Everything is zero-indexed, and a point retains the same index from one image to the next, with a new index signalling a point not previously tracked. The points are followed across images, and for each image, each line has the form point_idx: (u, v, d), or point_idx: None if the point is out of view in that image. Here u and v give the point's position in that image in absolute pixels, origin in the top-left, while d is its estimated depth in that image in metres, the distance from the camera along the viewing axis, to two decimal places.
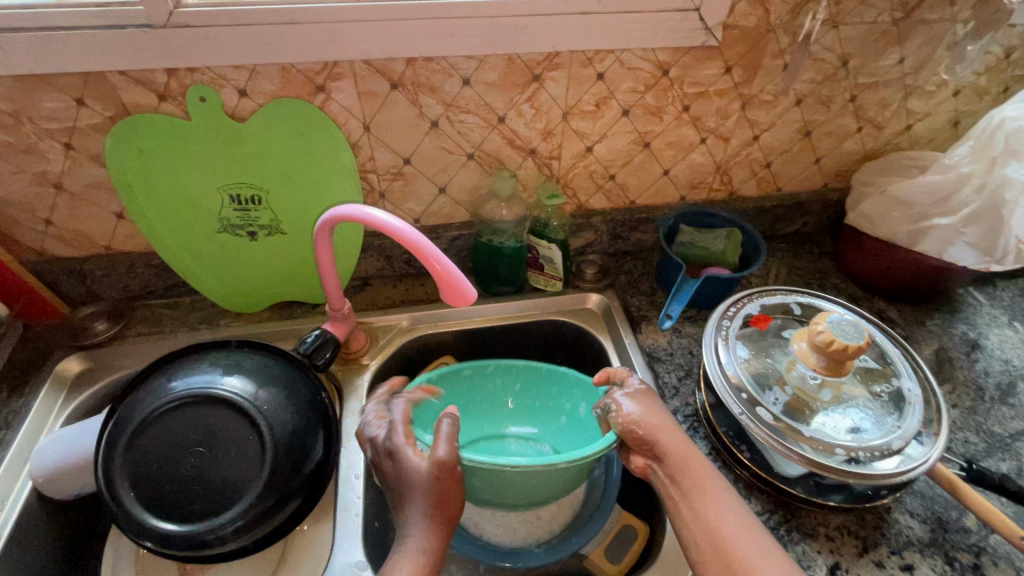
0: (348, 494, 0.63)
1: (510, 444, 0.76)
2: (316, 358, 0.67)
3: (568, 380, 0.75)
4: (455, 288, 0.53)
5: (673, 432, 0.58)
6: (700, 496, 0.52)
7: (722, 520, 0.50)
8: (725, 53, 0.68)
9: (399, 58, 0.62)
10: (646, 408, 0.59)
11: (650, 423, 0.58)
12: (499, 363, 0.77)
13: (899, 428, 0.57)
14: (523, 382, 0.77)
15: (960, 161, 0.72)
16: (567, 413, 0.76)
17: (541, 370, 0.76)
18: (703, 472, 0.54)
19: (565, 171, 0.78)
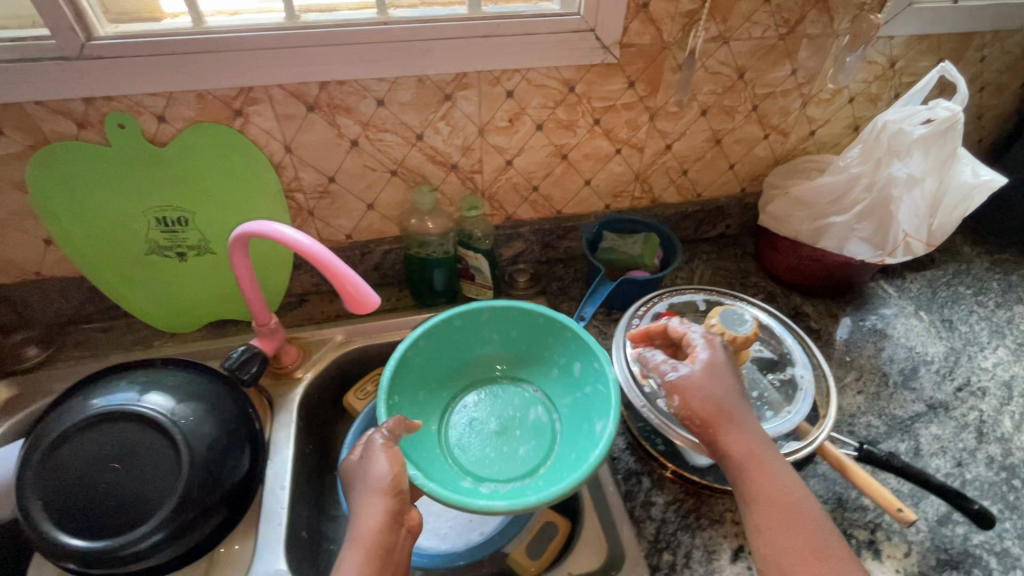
0: (273, 505, 0.65)
1: (495, 390, 0.76)
2: (242, 373, 0.70)
3: (563, 334, 0.73)
4: (357, 298, 0.55)
5: (739, 425, 0.54)
6: (764, 505, 0.51)
7: (790, 529, 0.49)
8: (626, 69, 0.73)
9: (312, 83, 0.65)
10: (708, 394, 0.55)
11: (713, 413, 0.54)
12: (491, 311, 0.74)
13: (790, 414, 0.61)
14: (517, 329, 0.76)
15: (850, 162, 0.78)
16: (559, 367, 0.75)
17: (537, 320, 0.74)
18: (769, 471, 0.52)
19: (488, 184, 0.82)
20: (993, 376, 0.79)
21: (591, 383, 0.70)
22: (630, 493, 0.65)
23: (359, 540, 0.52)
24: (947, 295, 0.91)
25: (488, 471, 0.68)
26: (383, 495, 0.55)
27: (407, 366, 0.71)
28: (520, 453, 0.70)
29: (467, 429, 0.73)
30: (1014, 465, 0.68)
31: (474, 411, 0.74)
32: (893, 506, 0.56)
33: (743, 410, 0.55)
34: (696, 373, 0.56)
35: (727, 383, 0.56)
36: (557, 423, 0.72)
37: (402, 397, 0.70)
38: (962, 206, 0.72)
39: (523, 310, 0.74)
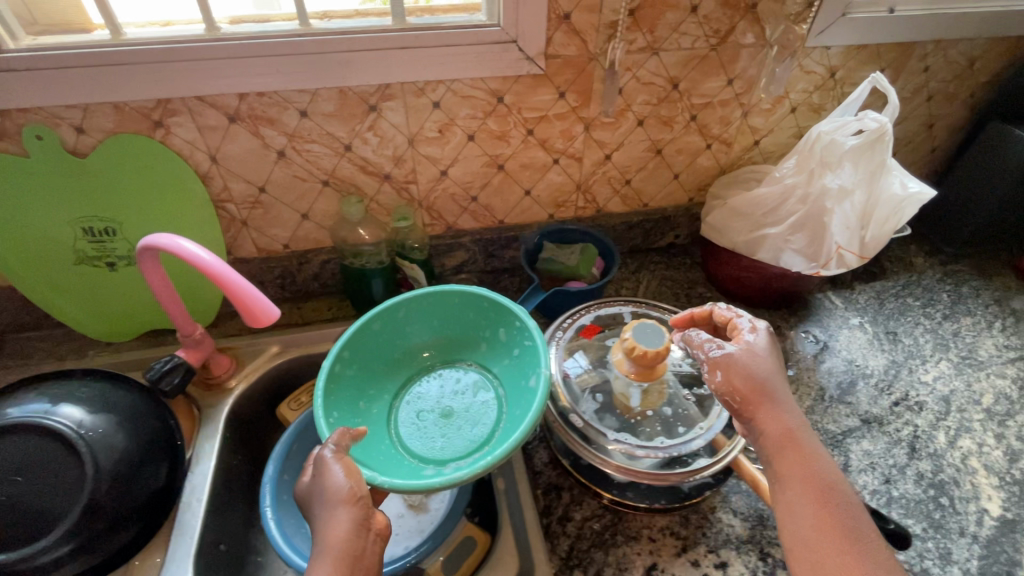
0: (188, 519, 0.65)
1: (432, 383, 0.73)
2: (164, 385, 0.69)
3: (481, 305, 0.72)
4: (256, 313, 0.56)
5: (777, 407, 0.54)
6: (800, 485, 0.50)
7: (825, 511, 0.48)
8: (555, 80, 0.73)
9: (230, 94, 0.65)
10: (751, 371, 0.55)
11: (756, 390, 0.54)
12: (406, 303, 0.71)
13: (702, 429, 0.62)
14: (438, 314, 0.73)
15: (786, 173, 0.77)
16: (486, 339, 0.74)
17: (453, 300, 0.72)
18: (806, 453, 0.52)
19: (425, 195, 0.82)
20: (932, 391, 0.77)
21: (518, 340, 0.70)
22: (548, 508, 0.65)
23: (332, 549, 0.49)
24: (895, 306, 0.90)
25: (448, 453, 0.66)
26: (346, 504, 0.51)
27: (338, 381, 0.67)
28: (470, 431, 0.67)
29: (416, 418, 0.70)
30: (944, 482, 0.67)
31: (418, 401, 0.71)
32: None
33: (783, 393, 0.55)
34: (742, 352, 0.56)
35: (773, 365, 0.56)
36: (500, 387, 0.71)
37: (341, 413, 0.65)
38: (894, 218, 0.72)
39: (439, 292, 0.71)
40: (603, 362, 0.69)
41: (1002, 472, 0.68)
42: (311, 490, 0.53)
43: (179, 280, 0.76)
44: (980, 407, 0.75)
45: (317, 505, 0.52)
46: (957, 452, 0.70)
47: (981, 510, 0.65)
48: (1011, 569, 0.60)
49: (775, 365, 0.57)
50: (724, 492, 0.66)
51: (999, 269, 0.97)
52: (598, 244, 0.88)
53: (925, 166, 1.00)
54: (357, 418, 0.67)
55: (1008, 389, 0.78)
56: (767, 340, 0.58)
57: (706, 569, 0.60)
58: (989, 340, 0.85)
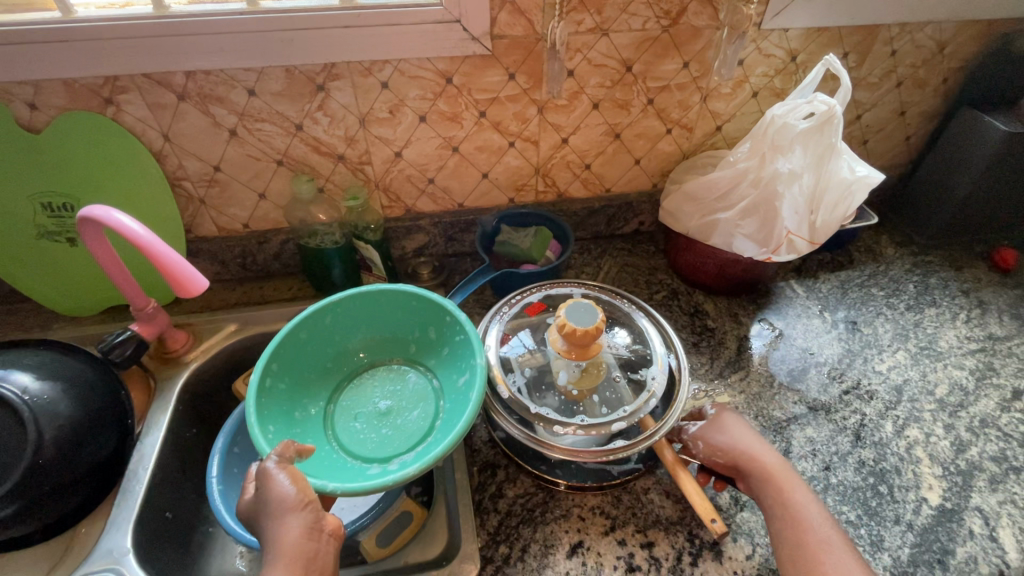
0: (132, 486, 0.67)
1: (367, 386, 0.73)
2: (114, 354, 0.70)
3: (409, 303, 0.73)
4: (186, 283, 0.58)
5: (754, 456, 0.59)
6: (786, 522, 0.55)
7: (814, 546, 0.52)
8: (503, 61, 0.73)
9: (177, 72, 0.67)
10: (729, 434, 0.61)
11: (733, 450, 0.60)
12: (332, 308, 0.71)
13: (625, 411, 0.62)
14: (367, 318, 0.73)
15: (740, 157, 0.76)
16: (416, 338, 0.74)
17: (379, 299, 0.72)
18: (789, 490, 0.56)
19: (380, 176, 0.82)
20: (885, 380, 0.76)
21: (449, 335, 0.71)
22: (481, 485, 0.65)
23: (284, 554, 0.47)
24: (858, 296, 0.88)
25: (392, 448, 0.66)
26: (294, 511, 0.50)
27: (271, 396, 0.66)
28: (408, 424, 0.68)
29: (355, 418, 0.70)
30: (885, 470, 0.66)
31: (354, 402, 0.71)
32: (707, 517, 0.56)
33: (756, 442, 0.60)
34: (715, 426, 0.63)
35: (745, 428, 0.62)
36: (434, 378, 0.72)
37: (278, 426, 0.64)
38: (842, 203, 0.73)
39: (366, 293, 0.72)
40: (542, 342, 0.70)
41: (947, 461, 0.67)
42: (258, 503, 0.51)
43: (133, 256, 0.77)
44: (932, 398, 0.74)
45: (264, 517, 0.50)
46: (903, 441, 0.69)
47: (921, 499, 0.64)
48: (943, 558, 0.59)
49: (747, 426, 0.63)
50: (659, 475, 0.66)
51: (973, 261, 0.95)
52: (552, 226, 0.90)
53: (899, 154, 0.98)
54: (296, 429, 0.66)
55: (964, 380, 0.76)
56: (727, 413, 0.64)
57: (632, 548, 0.60)
58: (951, 331, 0.83)
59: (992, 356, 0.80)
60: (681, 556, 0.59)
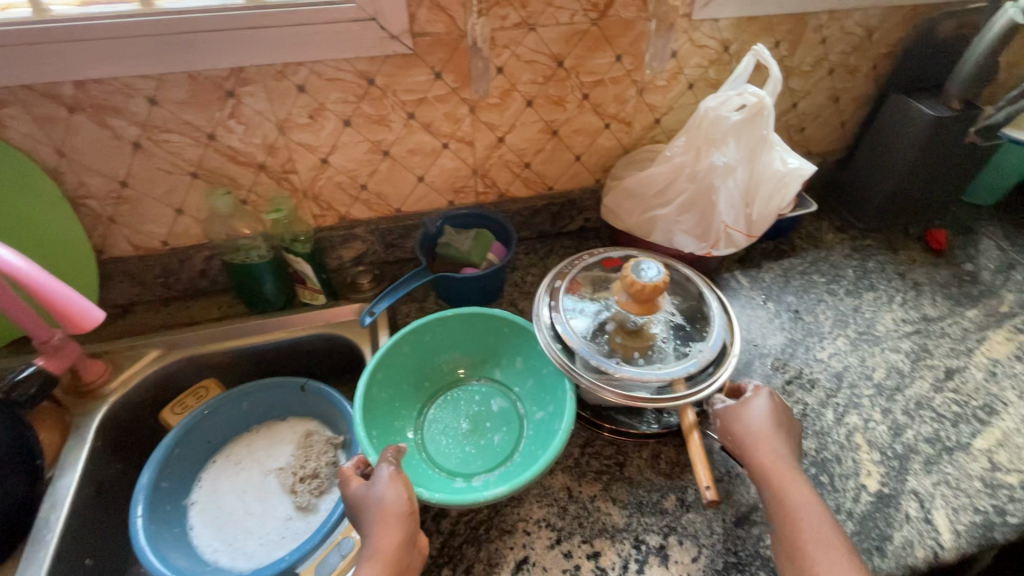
0: (43, 535, 0.62)
1: (456, 401, 0.73)
2: (17, 393, 0.65)
3: (501, 327, 0.73)
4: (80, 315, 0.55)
5: (760, 448, 0.58)
6: (781, 518, 0.54)
7: (808, 544, 0.51)
8: (426, 59, 0.69)
9: (64, 82, 0.61)
10: (741, 423, 0.60)
11: (740, 437, 0.59)
12: (433, 324, 0.71)
13: (659, 368, 0.63)
14: (464, 335, 0.74)
15: (676, 152, 0.75)
16: (502, 366, 0.75)
17: (478, 322, 0.73)
18: (786, 485, 0.55)
19: (308, 184, 0.78)
20: (826, 368, 0.77)
21: (537, 366, 0.72)
22: (424, 505, 0.62)
23: (380, 558, 0.48)
24: (800, 283, 0.89)
25: (476, 465, 0.67)
26: (405, 518, 0.50)
27: (372, 402, 0.66)
28: (494, 442, 0.68)
29: (441, 431, 0.70)
30: (826, 459, 0.67)
31: (441, 417, 0.71)
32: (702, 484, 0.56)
33: (768, 432, 0.59)
34: (739, 409, 0.61)
35: (772, 416, 0.60)
36: (520, 405, 0.72)
37: (379, 429, 0.66)
38: (778, 194, 0.73)
39: (465, 315, 0.72)
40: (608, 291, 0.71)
41: (885, 447, 0.68)
42: (366, 497, 0.53)
43: None
44: (871, 382, 0.75)
45: (369, 513, 0.52)
46: (843, 429, 0.70)
47: (860, 486, 0.64)
48: (881, 544, 0.60)
49: (778, 418, 0.61)
50: (606, 482, 0.64)
51: (908, 243, 0.97)
52: (486, 221, 0.86)
53: (836, 140, 1.00)
54: (391, 435, 0.67)
55: (900, 363, 0.78)
56: (770, 396, 0.62)
57: (578, 560, 0.58)
58: (888, 314, 0.85)
59: (926, 337, 0.81)
60: (627, 565, 0.57)
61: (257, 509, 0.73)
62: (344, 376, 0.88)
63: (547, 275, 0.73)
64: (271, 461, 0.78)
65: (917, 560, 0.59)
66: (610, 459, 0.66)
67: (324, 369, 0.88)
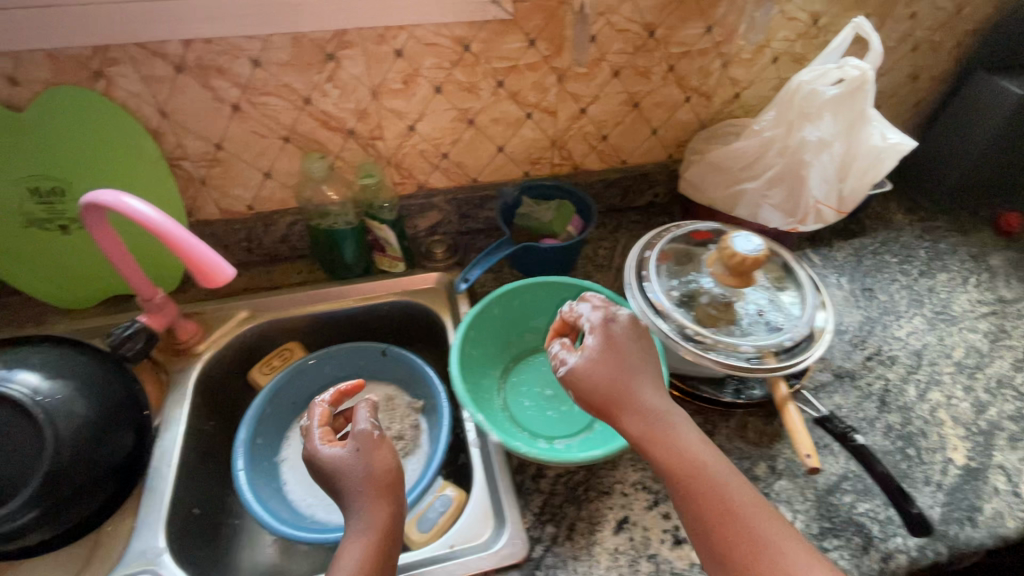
0: (157, 484, 0.64)
1: (537, 365, 0.74)
2: (126, 350, 0.67)
3: (587, 298, 0.73)
4: (212, 271, 0.54)
5: (634, 404, 0.52)
6: (680, 484, 0.48)
7: (713, 505, 0.46)
8: (523, 26, 0.69)
9: (175, 41, 0.61)
10: (599, 388, 0.52)
11: (605, 399, 0.52)
12: (522, 288, 0.72)
13: (755, 338, 0.64)
14: (549, 302, 0.74)
15: (765, 126, 0.74)
16: None
17: (565, 290, 0.73)
18: (673, 445, 0.50)
19: (392, 151, 0.78)
20: (905, 345, 0.77)
21: None
22: (522, 466, 0.64)
23: (371, 528, 0.49)
24: (873, 263, 0.89)
25: (557, 429, 0.67)
26: (391, 491, 0.52)
27: (465, 358, 0.68)
28: (575, 409, 0.69)
29: (524, 394, 0.71)
30: (912, 433, 0.68)
31: (523, 380, 0.72)
32: (802, 451, 0.57)
33: (633, 391, 0.52)
34: (588, 370, 0.53)
35: (625, 368, 0.53)
36: None
37: (470, 384, 0.67)
38: (873, 170, 0.71)
39: (554, 283, 0.73)
40: (699, 263, 0.72)
41: (969, 423, 0.69)
42: (342, 469, 0.53)
43: (135, 244, 0.74)
44: (951, 360, 0.76)
45: (349, 485, 0.52)
46: (926, 404, 0.71)
47: (947, 460, 0.65)
48: (972, 515, 0.61)
49: (626, 362, 0.54)
50: None
51: (978, 226, 0.96)
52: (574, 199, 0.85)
53: (909, 120, 0.98)
54: (480, 392, 0.68)
55: (979, 343, 0.78)
56: (607, 338, 0.55)
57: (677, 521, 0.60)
58: (963, 295, 0.85)
59: (1003, 318, 0.81)
60: None
61: None
62: (418, 344, 0.89)
63: (635, 245, 0.74)
64: None
65: (1009, 530, 0.60)
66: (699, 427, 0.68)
67: (397, 336, 0.89)
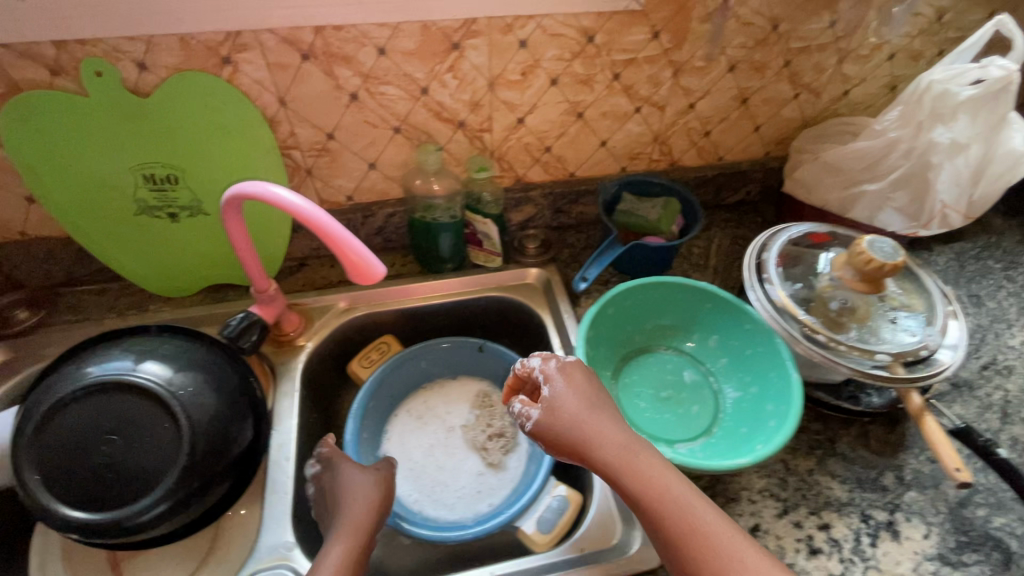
0: (278, 477, 0.64)
1: (646, 366, 0.73)
2: (243, 341, 0.66)
3: (701, 300, 0.72)
4: (363, 267, 0.54)
5: (596, 436, 0.53)
6: (649, 510, 0.49)
7: (680, 528, 0.47)
8: (650, 17, 0.67)
9: (306, 27, 0.59)
10: (564, 427, 0.55)
11: (572, 443, 0.54)
12: (637, 289, 0.71)
13: (891, 345, 0.62)
14: (661, 303, 0.73)
15: (888, 126, 0.72)
16: (692, 340, 0.75)
17: (677, 292, 0.72)
18: (638, 471, 0.51)
19: (498, 144, 0.77)
20: (1021, 355, 0.76)
21: (736, 345, 0.71)
22: None
23: (345, 536, 0.56)
24: (976, 268, 0.87)
25: (677, 433, 0.67)
26: (376, 508, 0.60)
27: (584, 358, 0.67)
28: (692, 412, 0.69)
29: (638, 395, 0.70)
30: None
31: (635, 381, 0.71)
32: (950, 466, 0.55)
33: (595, 425, 0.54)
34: (548, 415, 0.56)
35: (583, 406, 0.56)
36: (713, 380, 0.72)
37: None
38: (1006, 175, 0.69)
39: (669, 285, 0.71)
40: (820, 266, 0.69)
41: None
42: (339, 486, 0.62)
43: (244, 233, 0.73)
44: None
45: (341, 499, 0.60)
46: None
47: None
48: None
49: (586, 398, 0.57)
50: (820, 456, 0.65)
51: None
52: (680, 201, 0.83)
53: None
54: None
55: None
56: (562, 381, 0.58)
57: (809, 531, 0.59)
58: None
59: None
60: (860, 538, 0.58)
61: (450, 464, 0.74)
62: (507, 338, 0.89)
63: (749, 247, 0.72)
64: (452, 418, 0.79)
65: None
66: (819, 435, 0.67)
67: (486, 331, 0.88)
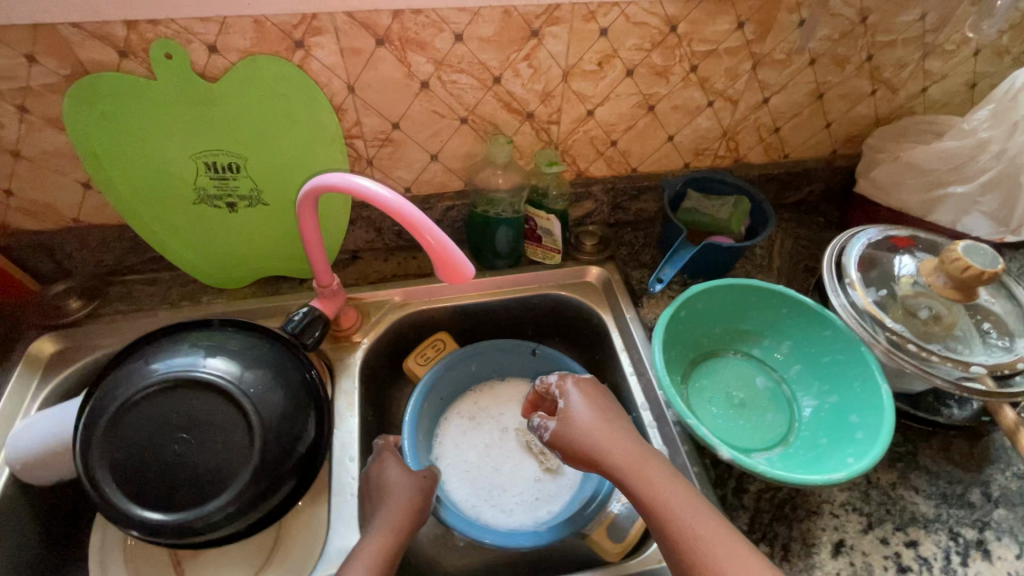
0: (342, 477, 0.63)
1: (716, 370, 0.71)
2: (305, 337, 0.64)
3: (775, 305, 0.70)
4: (450, 263, 0.51)
5: (609, 446, 0.54)
6: (661, 521, 0.49)
7: (691, 537, 0.47)
8: (737, 6, 0.64)
9: (385, 10, 0.57)
10: (579, 436, 0.56)
11: (584, 453, 0.55)
12: (710, 292, 0.69)
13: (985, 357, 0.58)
14: (733, 306, 0.71)
15: (978, 126, 0.68)
16: (763, 344, 0.72)
17: (752, 295, 0.70)
18: (650, 480, 0.51)
19: (564, 136, 0.74)
20: None
21: (812, 352, 0.68)
22: (721, 479, 0.62)
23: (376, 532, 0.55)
24: None
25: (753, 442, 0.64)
26: (410, 509, 0.58)
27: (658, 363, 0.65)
28: (766, 420, 0.67)
29: (710, 401, 0.68)
30: None
31: (706, 386, 0.69)
32: None
33: (608, 434, 0.55)
34: (565, 424, 0.57)
35: (599, 416, 0.57)
36: (785, 387, 0.70)
37: None
38: None
39: (743, 288, 0.69)
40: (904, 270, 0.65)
41: None
42: (376, 482, 0.60)
43: None
44: None
45: (377, 496, 0.59)
46: None
47: None
48: None
49: (602, 411, 0.58)
50: (902, 470, 0.63)
51: None
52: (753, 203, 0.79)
53: None
54: None
55: None
56: (581, 392, 0.59)
57: (896, 548, 0.57)
58: None
59: None
60: (949, 556, 0.56)
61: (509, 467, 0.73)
62: (560, 336, 0.86)
63: (826, 250, 0.68)
64: (508, 419, 0.77)
65: None
66: (900, 447, 0.65)
67: (539, 329, 0.86)
